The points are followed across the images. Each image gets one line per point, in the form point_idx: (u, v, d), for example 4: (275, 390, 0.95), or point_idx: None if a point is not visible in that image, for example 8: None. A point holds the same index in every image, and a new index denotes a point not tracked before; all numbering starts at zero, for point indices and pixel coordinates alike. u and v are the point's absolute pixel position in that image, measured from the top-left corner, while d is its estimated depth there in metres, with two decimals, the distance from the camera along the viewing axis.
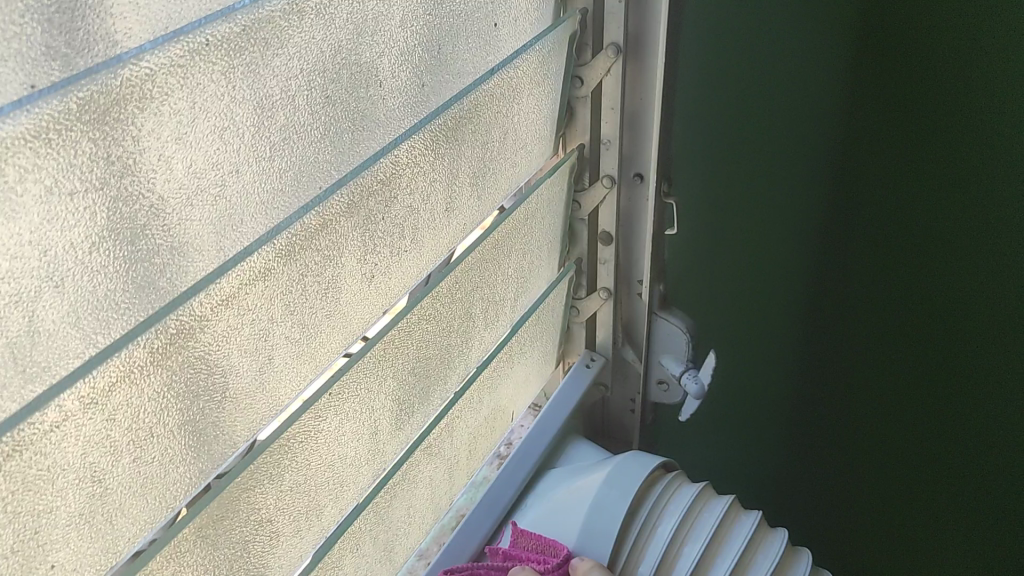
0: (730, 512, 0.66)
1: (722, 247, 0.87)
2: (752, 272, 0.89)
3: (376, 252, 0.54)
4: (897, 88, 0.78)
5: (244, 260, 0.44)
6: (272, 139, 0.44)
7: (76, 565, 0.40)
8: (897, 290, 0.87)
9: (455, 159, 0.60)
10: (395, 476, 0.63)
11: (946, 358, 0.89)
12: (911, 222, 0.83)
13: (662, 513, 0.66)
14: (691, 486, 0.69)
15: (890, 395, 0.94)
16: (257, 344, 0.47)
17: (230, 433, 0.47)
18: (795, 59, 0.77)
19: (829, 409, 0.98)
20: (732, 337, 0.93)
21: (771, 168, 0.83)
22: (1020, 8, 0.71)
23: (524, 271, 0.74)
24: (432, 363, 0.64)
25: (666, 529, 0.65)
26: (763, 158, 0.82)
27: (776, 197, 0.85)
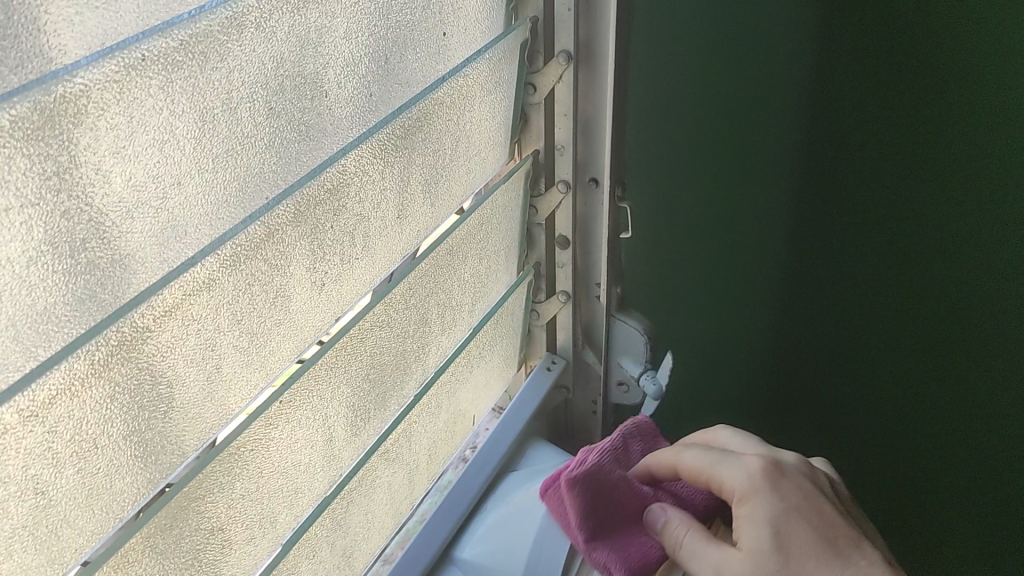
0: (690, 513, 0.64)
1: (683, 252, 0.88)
2: (717, 275, 0.90)
3: (326, 260, 0.55)
4: (849, 90, 0.79)
5: (188, 271, 0.44)
6: (214, 151, 0.45)
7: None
8: (855, 287, 0.89)
9: (406, 167, 0.61)
10: (351, 481, 0.63)
11: (902, 355, 0.90)
12: (867, 222, 0.84)
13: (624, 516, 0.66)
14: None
15: (849, 392, 0.95)
16: (204, 354, 0.47)
17: (178, 442, 0.47)
18: (762, 53, 0.78)
19: (790, 408, 0.99)
20: (697, 338, 0.94)
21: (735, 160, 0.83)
22: (965, 11, 0.72)
23: (481, 276, 0.75)
24: (388, 369, 0.64)
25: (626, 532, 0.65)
26: (727, 149, 0.83)
27: (738, 189, 0.85)
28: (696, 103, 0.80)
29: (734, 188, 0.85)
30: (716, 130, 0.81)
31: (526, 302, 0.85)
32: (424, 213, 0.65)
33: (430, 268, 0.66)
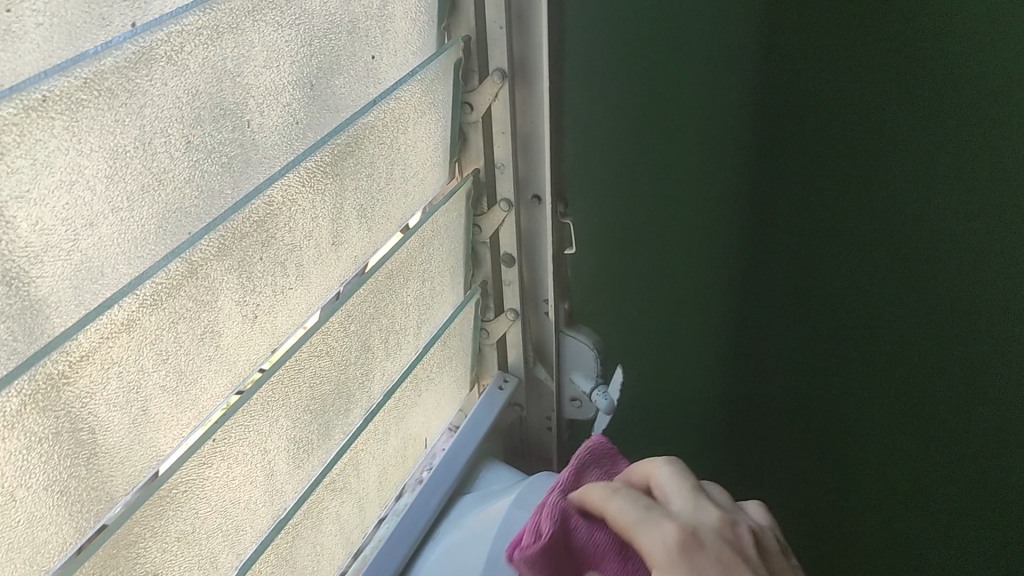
0: None
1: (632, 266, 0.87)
2: (669, 291, 0.90)
3: (257, 291, 0.54)
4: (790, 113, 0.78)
5: (105, 314, 0.43)
6: (129, 189, 0.44)
7: None
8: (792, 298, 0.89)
9: (338, 193, 0.60)
10: (296, 514, 0.62)
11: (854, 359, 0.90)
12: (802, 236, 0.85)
13: None
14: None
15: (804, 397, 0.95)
16: (128, 397, 0.46)
17: (105, 487, 0.46)
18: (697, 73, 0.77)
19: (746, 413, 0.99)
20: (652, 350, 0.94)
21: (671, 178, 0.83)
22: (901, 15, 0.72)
23: (425, 298, 0.74)
24: (330, 399, 0.63)
25: None
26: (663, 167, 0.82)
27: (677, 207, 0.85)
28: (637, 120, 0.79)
29: (683, 204, 0.85)
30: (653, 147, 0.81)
31: (475, 321, 0.84)
32: (360, 239, 0.64)
33: (370, 293, 0.65)
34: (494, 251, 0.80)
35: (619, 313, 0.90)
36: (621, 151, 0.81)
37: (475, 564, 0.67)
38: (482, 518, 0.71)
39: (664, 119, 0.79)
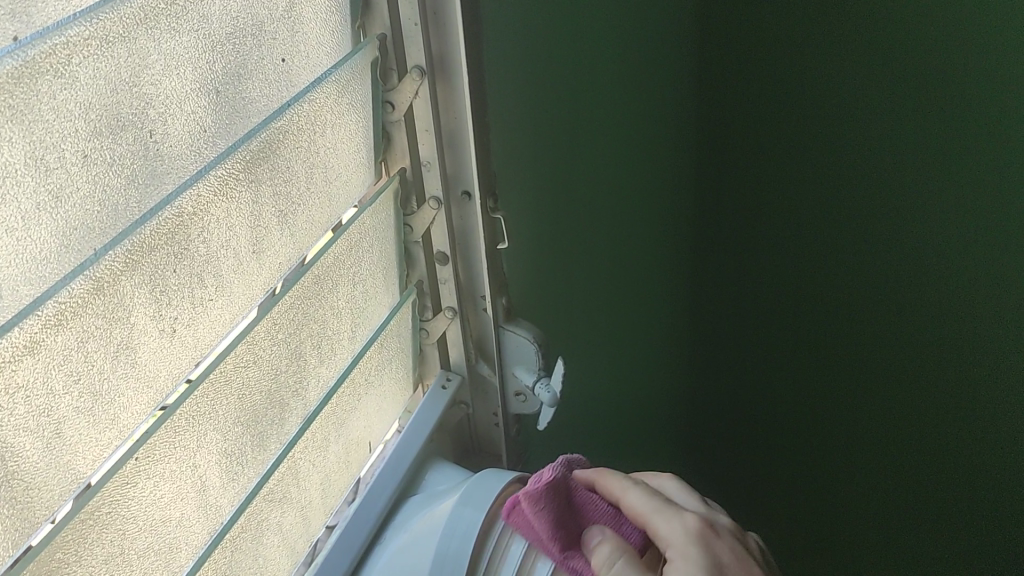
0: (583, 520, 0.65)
1: (577, 261, 0.90)
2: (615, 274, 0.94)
3: (174, 304, 0.53)
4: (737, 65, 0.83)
5: (7, 338, 0.42)
6: (22, 208, 0.42)
7: None
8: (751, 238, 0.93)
9: (256, 200, 0.59)
10: (234, 528, 0.61)
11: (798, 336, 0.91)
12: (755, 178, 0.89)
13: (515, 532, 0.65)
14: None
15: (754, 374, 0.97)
16: (39, 421, 0.45)
17: (23, 515, 0.45)
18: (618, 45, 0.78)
19: None
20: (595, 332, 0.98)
21: (598, 154, 0.84)
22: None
23: (358, 302, 0.73)
24: (261, 409, 0.62)
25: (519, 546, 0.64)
26: (590, 148, 0.83)
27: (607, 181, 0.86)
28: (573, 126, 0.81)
29: (620, 197, 0.88)
30: (582, 128, 0.81)
31: (413, 323, 0.83)
32: (283, 246, 0.63)
33: (299, 300, 0.65)
34: (428, 251, 0.79)
35: (562, 294, 0.91)
36: (553, 144, 0.81)
37: (421, 565, 0.66)
38: (427, 518, 0.70)
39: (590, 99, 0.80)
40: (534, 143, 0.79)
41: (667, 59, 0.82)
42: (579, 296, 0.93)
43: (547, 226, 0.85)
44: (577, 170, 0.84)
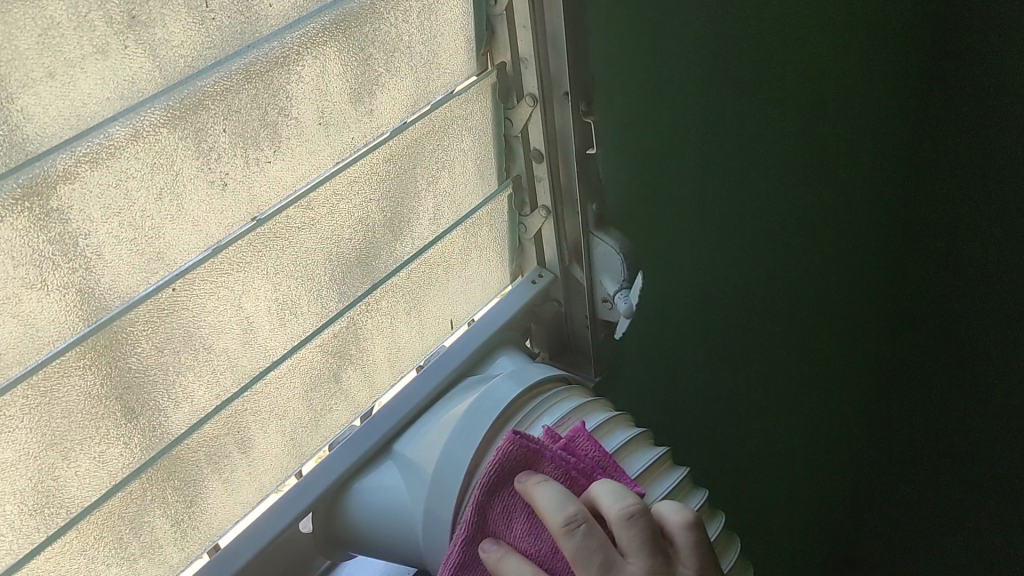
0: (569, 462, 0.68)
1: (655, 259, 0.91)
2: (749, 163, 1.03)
3: (224, 161, 0.59)
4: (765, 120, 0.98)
5: (60, 156, 0.50)
6: (87, 61, 0.50)
7: None
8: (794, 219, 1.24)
9: (323, 70, 0.63)
10: (282, 366, 0.70)
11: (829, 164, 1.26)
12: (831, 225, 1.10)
13: None
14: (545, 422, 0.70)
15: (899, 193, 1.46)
16: (86, 242, 0.54)
17: (64, 316, 0.55)
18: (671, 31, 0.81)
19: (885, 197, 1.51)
20: (707, 272, 1.03)
21: (652, 132, 0.84)
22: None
23: (443, 189, 0.78)
24: (322, 268, 0.70)
25: None
26: (649, 123, 0.83)
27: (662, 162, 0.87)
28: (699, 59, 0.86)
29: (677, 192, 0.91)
30: (645, 132, 0.83)
31: (511, 214, 0.86)
32: (351, 125, 0.67)
33: (367, 171, 0.70)
34: (526, 148, 0.81)
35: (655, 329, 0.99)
36: (626, 111, 0.80)
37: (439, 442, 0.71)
38: (460, 405, 0.74)
39: (647, 75, 0.80)
40: (618, 108, 0.79)
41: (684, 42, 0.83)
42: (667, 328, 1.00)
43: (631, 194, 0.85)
44: (642, 150, 0.84)
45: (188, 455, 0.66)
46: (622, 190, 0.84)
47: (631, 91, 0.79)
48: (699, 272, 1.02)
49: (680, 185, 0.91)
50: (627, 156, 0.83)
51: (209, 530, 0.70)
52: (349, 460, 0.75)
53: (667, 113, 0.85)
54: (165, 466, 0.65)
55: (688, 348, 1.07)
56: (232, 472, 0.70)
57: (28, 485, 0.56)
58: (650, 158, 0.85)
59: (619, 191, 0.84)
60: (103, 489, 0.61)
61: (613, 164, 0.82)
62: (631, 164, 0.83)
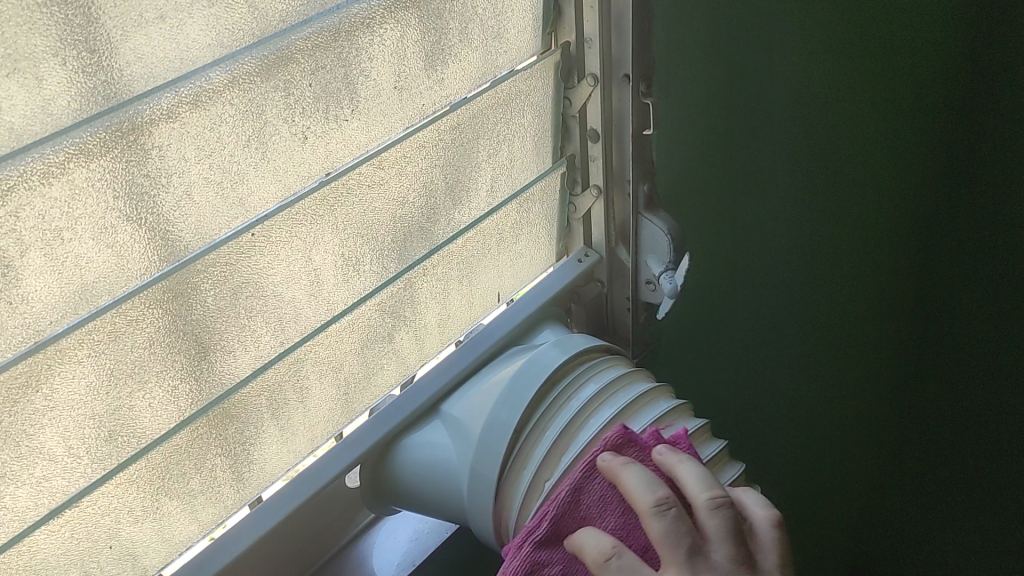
0: (612, 424, 0.69)
1: (697, 239, 0.93)
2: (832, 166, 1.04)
3: (307, 116, 0.62)
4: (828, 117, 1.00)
5: (163, 94, 0.53)
6: (194, 7, 0.53)
7: (33, 324, 0.54)
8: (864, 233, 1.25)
9: (402, 36, 0.66)
10: (342, 321, 0.73)
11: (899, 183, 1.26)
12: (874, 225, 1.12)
13: (546, 428, 0.70)
14: (593, 385, 0.72)
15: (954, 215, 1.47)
16: (177, 180, 0.57)
17: (152, 250, 0.58)
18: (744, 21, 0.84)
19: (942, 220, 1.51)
20: (756, 267, 1.05)
21: (706, 114, 0.86)
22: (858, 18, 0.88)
23: (501, 162, 0.80)
24: (387, 228, 0.72)
25: (542, 448, 0.69)
26: (705, 105, 0.86)
27: (715, 145, 0.89)
28: (779, 50, 0.89)
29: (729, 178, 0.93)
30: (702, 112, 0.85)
31: (562, 192, 0.88)
32: (423, 92, 0.70)
33: (433, 138, 0.73)
34: (582, 127, 0.83)
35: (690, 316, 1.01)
36: (684, 92, 0.82)
37: (485, 404, 0.73)
38: (505, 371, 0.76)
39: (710, 58, 0.83)
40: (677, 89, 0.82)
41: (755, 34, 0.85)
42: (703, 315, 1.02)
43: (679, 173, 0.87)
44: (695, 130, 0.86)
45: (251, 398, 0.69)
46: (672, 168, 0.86)
47: (692, 75, 0.82)
48: (746, 266, 1.03)
49: (735, 170, 0.94)
50: (681, 136, 0.85)
51: (262, 475, 0.73)
52: (396, 418, 0.77)
53: (725, 100, 0.87)
54: (229, 407, 0.67)
55: (732, 339, 1.09)
56: (288, 419, 0.72)
57: (106, 410, 0.60)
58: (708, 142, 0.88)
59: (667, 171, 0.86)
60: (173, 422, 0.64)
61: (665, 141, 0.84)
62: (683, 142, 0.86)
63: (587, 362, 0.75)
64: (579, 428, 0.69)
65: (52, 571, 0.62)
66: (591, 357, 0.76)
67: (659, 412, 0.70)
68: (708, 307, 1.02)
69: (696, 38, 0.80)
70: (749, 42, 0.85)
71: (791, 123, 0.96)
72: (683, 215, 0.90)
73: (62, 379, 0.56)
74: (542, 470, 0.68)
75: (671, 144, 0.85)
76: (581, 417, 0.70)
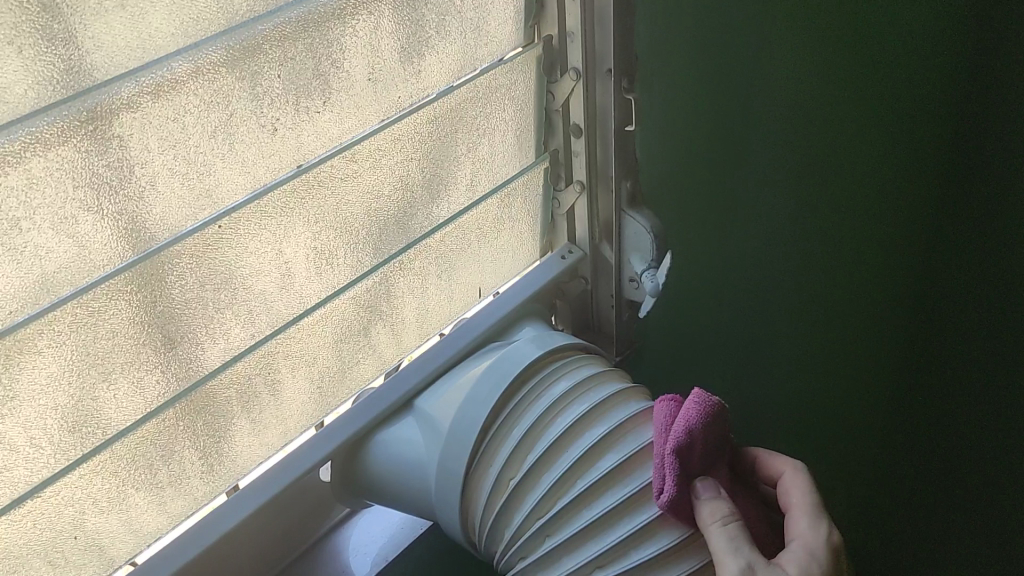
0: (581, 421, 0.68)
1: (679, 233, 0.93)
2: (828, 165, 1.03)
3: (276, 108, 0.61)
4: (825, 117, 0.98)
5: (123, 84, 0.53)
6: None
7: None
8: None
9: (376, 28, 0.65)
10: (314, 315, 0.72)
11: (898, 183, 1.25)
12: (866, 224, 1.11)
13: (516, 423, 0.69)
14: (565, 382, 0.71)
15: None
16: (139, 170, 0.56)
17: (115, 241, 0.57)
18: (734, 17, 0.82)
19: None
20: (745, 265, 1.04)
21: (688, 106, 0.85)
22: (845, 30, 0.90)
23: (482, 156, 0.80)
24: (361, 222, 0.72)
25: (509, 445, 0.68)
26: (687, 98, 0.85)
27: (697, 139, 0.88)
28: (772, 48, 0.88)
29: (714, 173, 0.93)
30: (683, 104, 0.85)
31: (546, 188, 0.87)
32: (398, 85, 0.69)
33: (409, 132, 0.72)
34: (566, 122, 0.82)
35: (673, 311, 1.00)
36: (665, 83, 0.82)
37: (457, 399, 0.73)
38: (479, 367, 0.76)
39: (693, 50, 0.82)
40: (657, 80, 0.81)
41: (747, 31, 0.84)
42: (686, 310, 1.02)
43: (661, 167, 0.87)
44: (677, 124, 0.86)
45: (219, 391, 0.68)
46: (653, 161, 0.86)
47: (672, 66, 0.81)
48: (736, 264, 1.02)
49: (720, 167, 0.93)
50: (661, 129, 0.84)
51: (233, 467, 0.73)
52: (369, 411, 0.77)
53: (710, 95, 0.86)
54: (199, 399, 0.67)
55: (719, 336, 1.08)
56: (260, 412, 0.72)
57: (68, 400, 0.59)
58: (690, 136, 0.88)
59: (647, 164, 0.85)
60: (139, 414, 0.64)
61: (644, 133, 0.83)
62: (664, 135, 0.85)
63: (564, 360, 0.74)
64: (547, 425, 0.68)
65: (15, 561, 0.61)
66: (569, 354, 0.75)
67: (632, 409, 0.68)
68: (692, 302, 1.01)
69: (679, 31, 0.80)
70: (738, 38, 0.84)
71: (786, 122, 0.95)
72: (664, 209, 0.90)
73: (22, 368, 0.56)
74: (508, 466, 0.68)
75: (652, 136, 0.84)
76: (552, 413, 0.69)
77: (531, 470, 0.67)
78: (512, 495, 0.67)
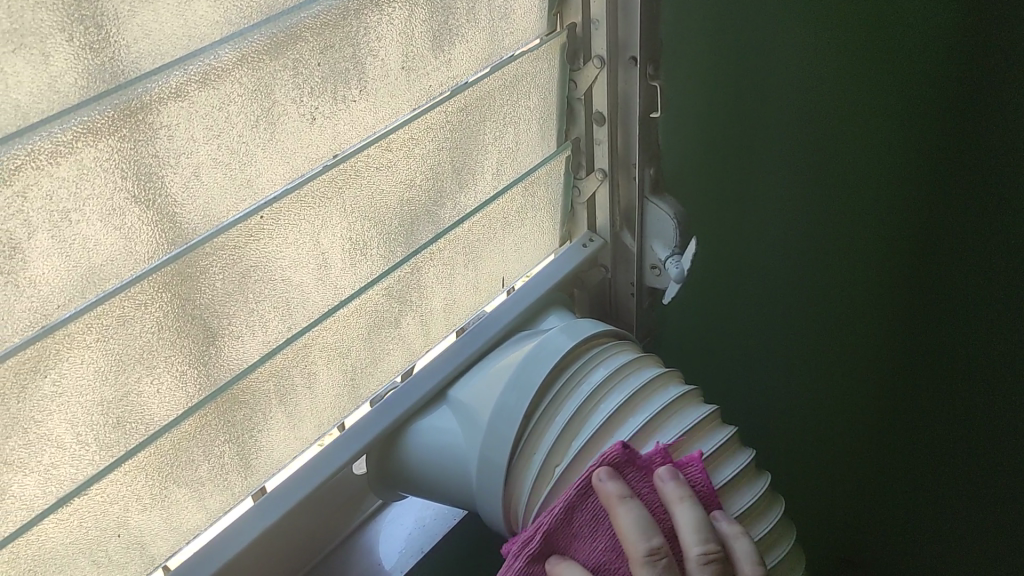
0: (623, 408, 0.68)
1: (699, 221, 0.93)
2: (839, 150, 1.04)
3: (316, 96, 0.61)
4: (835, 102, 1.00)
5: (172, 72, 0.52)
6: None
7: (41, 309, 0.53)
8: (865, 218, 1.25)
9: (410, 16, 0.65)
10: (348, 307, 0.72)
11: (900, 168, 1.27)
12: None
13: (557, 412, 0.69)
14: (602, 370, 0.71)
15: None
16: (184, 160, 0.56)
17: (160, 234, 0.57)
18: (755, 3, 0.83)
19: None
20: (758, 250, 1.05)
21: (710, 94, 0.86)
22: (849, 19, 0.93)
23: (507, 145, 0.80)
24: (394, 211, 0.71)
25: (552, 433, 0.68)
26: (709, 86, 0.85)
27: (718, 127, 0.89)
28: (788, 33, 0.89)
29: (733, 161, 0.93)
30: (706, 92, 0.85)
31: (567, 177, 0.88)
32: (430, 73, 0.69)
33: (440, 121, 0.72)
34: (588, 110, 0.82)
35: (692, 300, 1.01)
36: (689, 71, 0.82)
37: (495, 389, 0.73)
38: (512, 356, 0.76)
39: (716, 38, 0.82)
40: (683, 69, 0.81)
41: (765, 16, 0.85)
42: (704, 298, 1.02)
43: (683, 155, 0.87)
44: (700, 112, 0.86)
45: (257, 384, 0.68)
46: (676, 150, 0.86)
47: (697, 55, 0.82)
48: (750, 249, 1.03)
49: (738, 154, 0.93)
50: (685, 118, 0.85)
51: (269, 462, 0.72)
52: (403, 404, 0.76)
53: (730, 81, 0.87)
54: (238, 393, 0.66)
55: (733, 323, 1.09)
56: (296, 406, 0.72)
57: (114, 395, 0.59)
58: (711, 124, 0.88)
59: (670, 153, 0.86)
60: (181, 408, 0.63)
61: (669, 122, 0.83)
62: (687, 124, 0.85)
63: (597, 347, 0.74)
64: (590, 412, 0.68)
65: (61, 560, 0.61)
66: (601, 341, 0.75)
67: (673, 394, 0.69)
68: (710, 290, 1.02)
69: (703, 18, 0.80)
70: (757, 24, 0.85)
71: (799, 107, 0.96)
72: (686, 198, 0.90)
73: (70, 363, 0.55)
74: (552, 455, 0.68)
75: (676, 125, 0.84)
76: (593, 401, 0.69)
77: (576, 456, 0.67)
78: (558, 482, 0.67)
